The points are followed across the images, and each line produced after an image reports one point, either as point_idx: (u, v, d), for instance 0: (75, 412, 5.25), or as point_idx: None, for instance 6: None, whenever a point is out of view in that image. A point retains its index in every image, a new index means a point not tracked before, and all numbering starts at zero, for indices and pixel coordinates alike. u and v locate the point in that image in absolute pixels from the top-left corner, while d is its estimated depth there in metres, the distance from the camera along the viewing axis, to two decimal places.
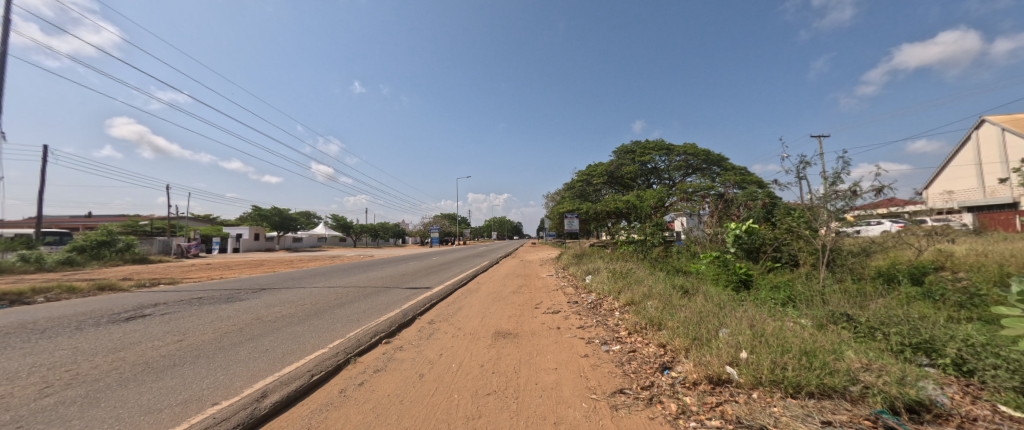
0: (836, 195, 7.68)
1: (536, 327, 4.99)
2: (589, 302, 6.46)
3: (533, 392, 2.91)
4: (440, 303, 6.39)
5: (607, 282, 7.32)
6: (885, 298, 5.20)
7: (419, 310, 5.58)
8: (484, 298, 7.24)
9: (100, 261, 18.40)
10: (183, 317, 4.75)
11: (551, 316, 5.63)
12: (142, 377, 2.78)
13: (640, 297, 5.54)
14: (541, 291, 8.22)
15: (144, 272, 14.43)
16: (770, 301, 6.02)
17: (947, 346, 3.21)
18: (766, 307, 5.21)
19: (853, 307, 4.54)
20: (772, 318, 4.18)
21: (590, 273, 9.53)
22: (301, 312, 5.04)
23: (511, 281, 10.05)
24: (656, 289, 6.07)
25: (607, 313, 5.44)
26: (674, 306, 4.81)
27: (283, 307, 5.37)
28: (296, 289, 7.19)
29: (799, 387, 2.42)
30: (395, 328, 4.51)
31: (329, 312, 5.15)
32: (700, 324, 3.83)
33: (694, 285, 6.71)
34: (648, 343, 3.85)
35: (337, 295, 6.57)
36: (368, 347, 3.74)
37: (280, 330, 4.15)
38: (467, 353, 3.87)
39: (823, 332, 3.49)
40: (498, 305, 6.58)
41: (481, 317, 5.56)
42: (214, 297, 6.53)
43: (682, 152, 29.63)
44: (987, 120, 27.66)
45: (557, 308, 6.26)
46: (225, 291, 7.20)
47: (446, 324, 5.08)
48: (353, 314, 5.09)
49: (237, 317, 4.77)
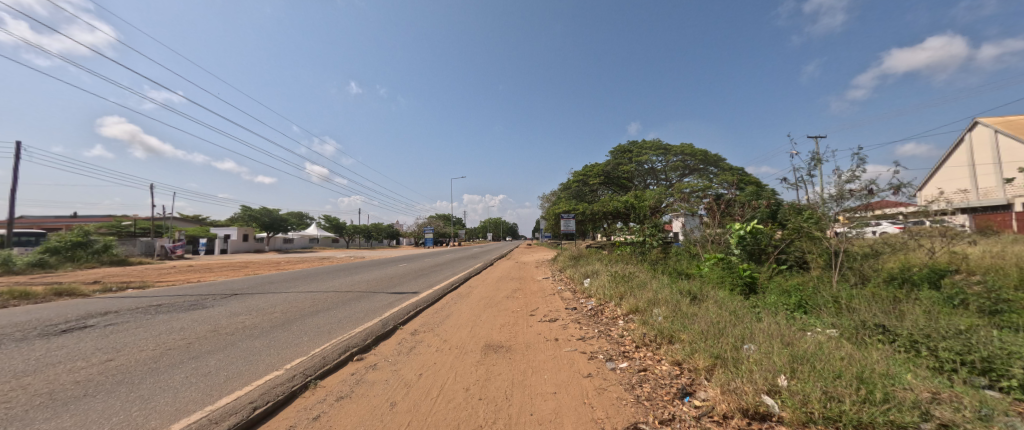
0: (852, 193, 7.37)
1: (531, 338, 4.47)
2: (589, 309, 5.94)
3: (528, 426, 2.38)
4: (427, 310, 5.83)
5: (608, 286, 6.83)
6: (916, 304, 4.73)
7: (401, 319, 5.04)
8: (476, 304, 6.70)
9: (75, 263, 17.60)
10: (128, 330, 4.15)
11: (548, 325, 5.10)
12: (34, 414, 2.20)
13: (646, 304, 5.04)
14: (537, 296, 7.69)
15: (119, 275, 13.71)
16: (785, 308, 5.54)
17: (1011, 365, 2.69)
18: (785, 316, 4.72)
19: (885, 317, 4.07)
20: (798, 330, 3.69)
21: (588, 276, 9.03)
22: (266, 324, 4.47)
23: (506, 285, 9.54)
24: (663, 294, 5.57)
25: (610, 323, 4.92)
26: (685, 315, 4.30)
27: (249, 317, 4.80)
28: (270, 295, 6.59)
29: (862, 427, 1.90)
30: (371, 342, 3.96)
31: (298, 323, 4.57)
32: (720, 338, 3.33)
33: (703, 290, 6.23)
34: (660, 360, 3.34)
35: (314, 301, 6.00)
36: (334, 366, 3.19)
37: (234, 346, 3.58)
38: (450, 373, 3.33)
39: (866, 349, 2.98)
40: (490, 311, 6.05)
41: (471, 326, 5.01)
42: (178, 303, 5.92)
43: (680, 152, 29.29)
44: (980, 122, 27.74)
45: (554, 315, 5.75)
46: (192, 297, 6.59)
47: (431, 335, 4.54)
48: (327, 324, 4.54)
49: (191, 329, 4.19)
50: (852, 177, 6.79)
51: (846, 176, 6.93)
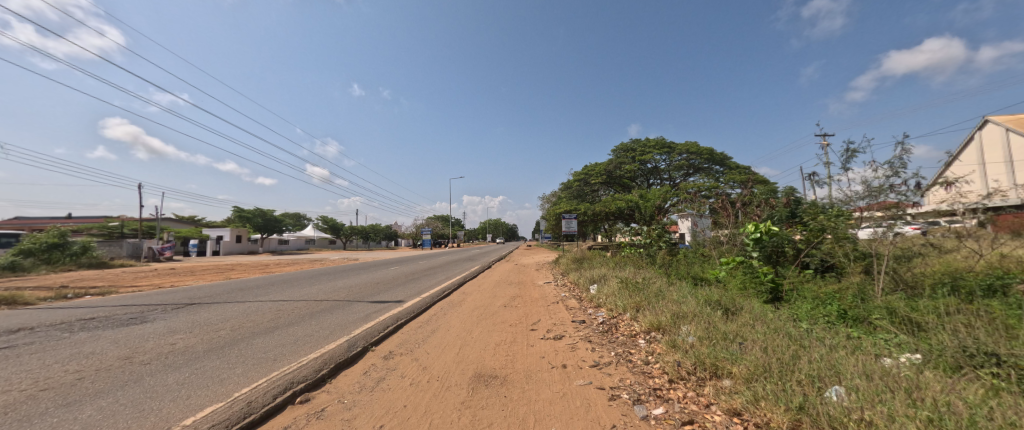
0: (893, 187, 6.49)
1: (533, 365, 3.57)
2: (600, 322, 5.07)
3: None
4: (409, 325, 4.95)
5: (620, 295, 5.94)
6: (1009, 320, 3.83)
7: (374, 337, 4.17)
8: (468, 315, 5.83)
9: (50, 265, 16.70)
10: (18, 357, 3.24)
11: (553, 345, 4.22)
12: None
13: (671, 320, 4.17)
14: (538, 305, 6.83)
15: (91, 279, 12.79)
16: (835, 325, 4.65)
17: None
18: (846, 338, 3.82)
19: (985, 337, 3.18)
20: (885, 364, 2.78)
21: (595, 282, 8.12)
22: (202, 346, 3.58)
23: (504, 290, 8.73)
24: (688, 306, 4.69)
25: (628, 343, 4.03)
26: (726, 337, 3.42)
27: (186, 336, 3.91)
28: (230, 306, 5.68)
29: None
30: (327, 373, 3.08)
31: (242, 345, 3.67)
32: (790, 377, 2.45)
33: (732, 299, 5.34)
34: (709, 406, 2.45)
35: (278, 313, 5.13)
36: (260, 418, 2.29)
37: (135, 384, 2.67)
38: (423, 423, 2.45)
39: (1011, 398, 2.09)
40: (484, 326, 5.15)
41: (459, 347, 4.12)
42: (115, 316, 5.02)
43: (685, 151, 28.44)
44: (991, 120, 26.86)
45: (560, 330, 4.89)
46: (138, 308, 5.67)
47: (408, 360, 3.66)
48: (279, 345, 3.66)
49: (101, 355, 3.30)
50: (896, 170, 5.91)
51: (888, 170, 6.06)
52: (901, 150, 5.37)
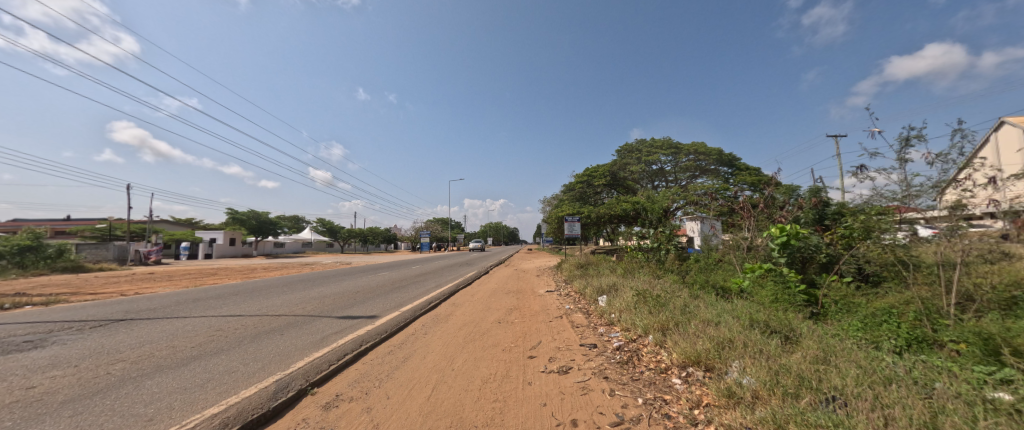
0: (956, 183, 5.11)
1: (527, 422, 2.53)
2: (615, 349, 4.02)
3: None
4: (377, 352, 3.90)
5: (638, 311, 4.91)
6: None
7: (318, 374, 3.12)
8: (452, 336, 4.79)
9: (20, 270, 15.62)
10: None
11: (556, 384, 3.17)
12: None
13: (713, 352, 3.11)
14: (539, 321, 5.77)
15: (52, 285, 11.71)
16: (918, 358, 3.58)
17: None
18: (960, 384, 2.75)
19: None
20: None
21: (603, 293, 7.07)
22: (64, 395, 2.52)
23: (499, 300, 7.71)
24: (729, 329, 3.65)
25: (659, 383, 3.00)
26: (804, 389, 2.36)
27: (62, 375, 2.89)
28: (162, 324, 4.64)
29: None
30: None
31: (119, 390, 2.61)
32: None
33: (780, 319, 4.27)
34: None
35: (211, 335, 4.10)
36: None
37: None
38: None
39: None
40: (468, 353, 4.09)
41: (431, 389, 3.07)
42: (8, 339, 4.00)
43: (692, 152, 27.38)
44: (1007, 121, 25.67)
45: (565, 359, 3.83)
46: (49, 326, 4.63)
47: (357, 411, 2.63)
48: (177, 390, 2.63)
49: None
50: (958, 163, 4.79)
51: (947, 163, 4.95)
52: (965, 136, 4.34)
